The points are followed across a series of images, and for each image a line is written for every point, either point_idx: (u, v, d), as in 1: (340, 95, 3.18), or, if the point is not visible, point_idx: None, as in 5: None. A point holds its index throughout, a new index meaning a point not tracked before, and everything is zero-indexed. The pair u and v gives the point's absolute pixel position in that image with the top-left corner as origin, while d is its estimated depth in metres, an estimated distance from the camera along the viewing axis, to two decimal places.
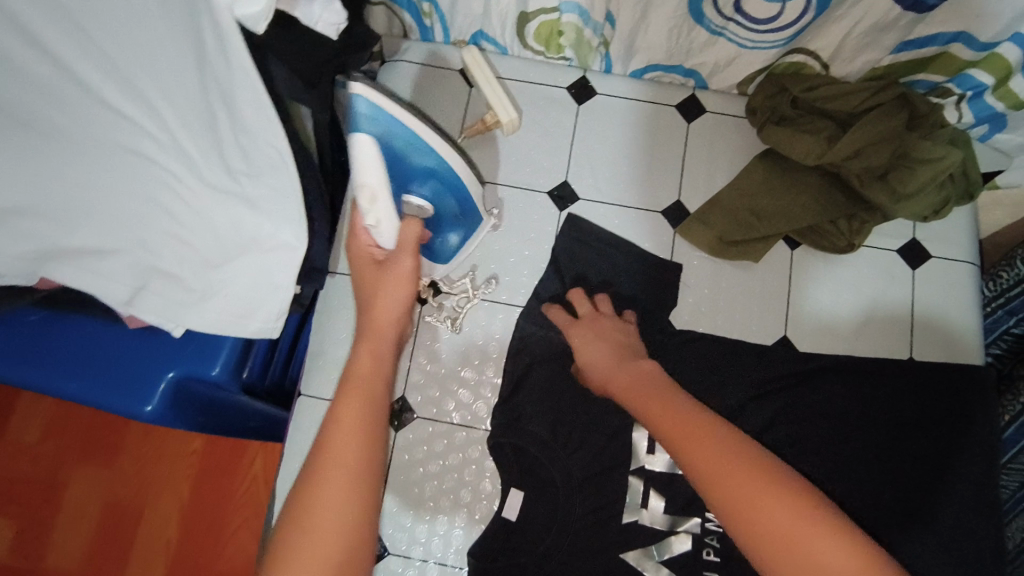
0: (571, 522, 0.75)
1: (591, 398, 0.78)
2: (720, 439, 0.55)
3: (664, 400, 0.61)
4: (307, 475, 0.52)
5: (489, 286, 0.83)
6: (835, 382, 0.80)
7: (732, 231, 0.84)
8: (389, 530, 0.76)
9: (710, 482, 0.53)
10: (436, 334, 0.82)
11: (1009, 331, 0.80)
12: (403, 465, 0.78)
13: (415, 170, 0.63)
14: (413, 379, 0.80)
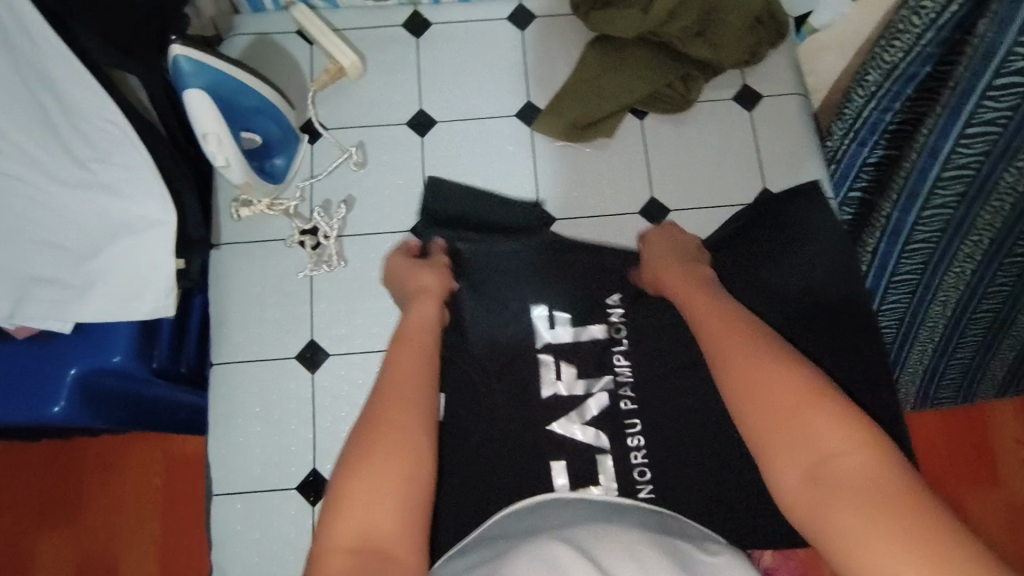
0: (495, 413, 0.79)
1: (490, 295, 0.82)
2: (741, 331, 0.59)
3: (705, 305, 0.65)
4: (367, 442, 0.55)
5: (343, 208, 0.86)
6: (726, 229, 0.85)
7: (585, 113, 0.88)
8: (327, 463, 0.79)
9: (720, 362, 0.57)
10: (330, 276, 0.85)
11: (869, 161, 0.98)
12: (326, 401, 0.81)
13: (243, 108, 0.75)
14: (318, 322, 0.83)
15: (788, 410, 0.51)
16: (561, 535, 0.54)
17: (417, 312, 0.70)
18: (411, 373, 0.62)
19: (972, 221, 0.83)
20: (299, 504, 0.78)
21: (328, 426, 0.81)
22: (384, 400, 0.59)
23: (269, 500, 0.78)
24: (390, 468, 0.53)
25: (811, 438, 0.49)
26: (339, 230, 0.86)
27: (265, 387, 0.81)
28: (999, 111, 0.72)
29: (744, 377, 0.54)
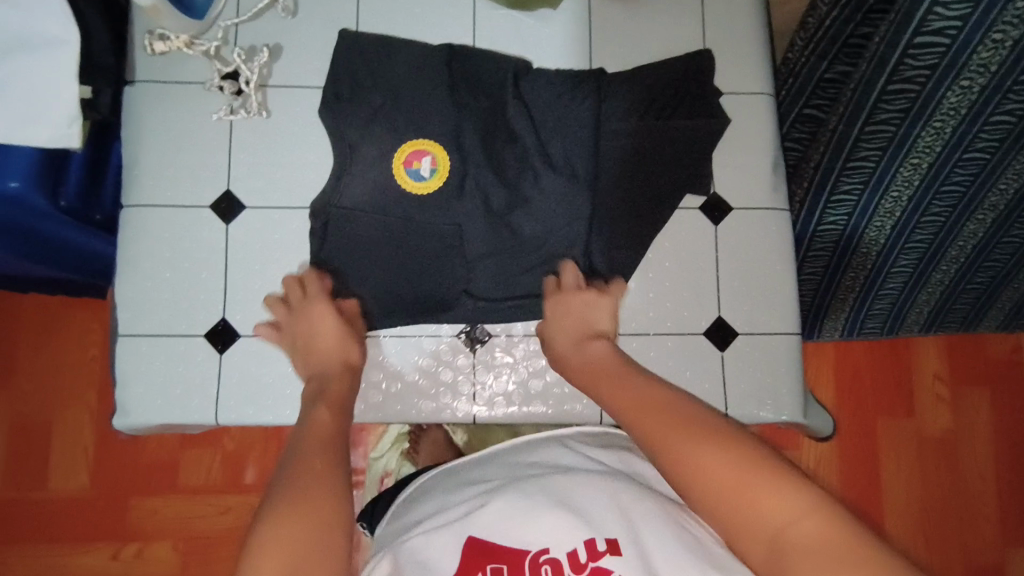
0: (409, 286, 0.80)
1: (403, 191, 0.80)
2: (705, 435, 0.53)
3: (675, 415, 0.57)
4: (281, 507, 0.53)
5: (264, 56, 0.82)
6: (613, 101, 0.83)
7: None
8: (237, 314, 0.78)
9: (661, 438, 0.55)
10: (251, 126, 0.81)
11: (827, 75, 0.95)
12: (240, 253, 0.79)
13: None
14: (236, 173, 0.81)
15: (722, 471, 0.50)
16: (547, 480, 0.59)
17: (317, 426, 0.64)
18: (307, 484, 0.55)
19: (913, 140, 0.85)
20: (207, 351, 0.78)
21: (241, 279, 0.79)
22: (291, 460, 0.59)
23: (175, 345, 0.78)
24: (296, 526, 0.51)
25: (738, 476, 0.49)
26: (261, 78, 0.82)
27: (176, 233, 0.79)
28: (949, 21, 0.71)
29: (707, 486, 0.50)
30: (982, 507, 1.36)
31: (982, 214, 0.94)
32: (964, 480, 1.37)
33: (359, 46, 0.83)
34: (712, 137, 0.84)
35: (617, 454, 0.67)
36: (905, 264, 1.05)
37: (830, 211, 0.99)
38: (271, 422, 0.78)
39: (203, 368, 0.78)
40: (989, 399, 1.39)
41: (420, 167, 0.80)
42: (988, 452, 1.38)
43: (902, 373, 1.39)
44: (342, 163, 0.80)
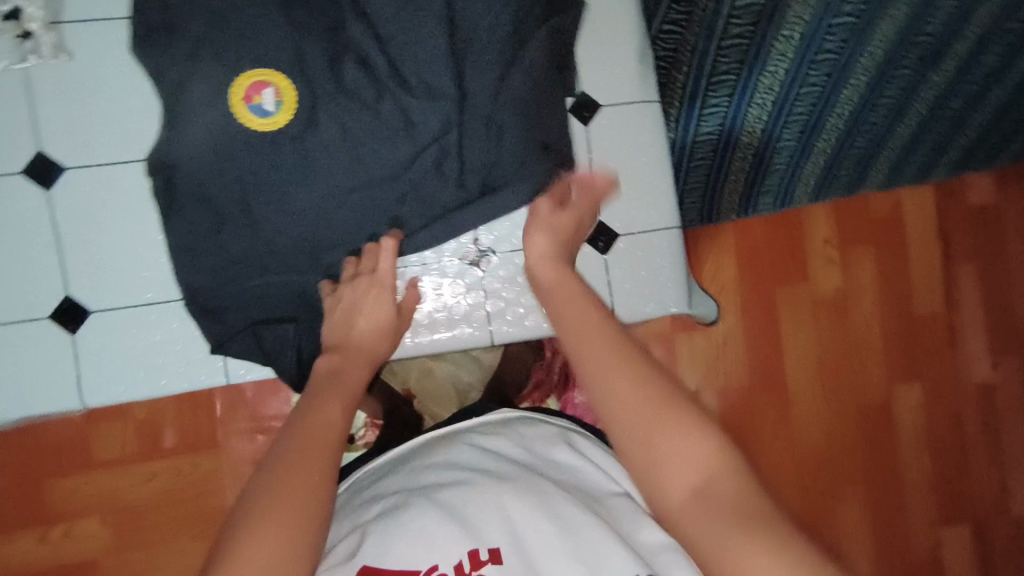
0: (274, 236, 0.73)
1: (246, 131, 0.72)
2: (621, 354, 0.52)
3: (596, 326, 0.56)
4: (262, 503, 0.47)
5: None
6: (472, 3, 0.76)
7: None
8: (82, 288, 0.71)
9: (601, 373, 0.51)
10: (51, 71, 0.70)
11: None
12: (72, 220, 0.71)
13: None
14: (45, 129, 0.70)
15: (651, 413, 0.48)
16: (434, 492, 0.52)
17: (315, 419, 0.55)
18: (297, 485, 0.48)
19: None
20: (55, 333, 0.71)
21: (78, 248, 0.71)
22: (283, 458, 0.51)
23: (16, 333, 0.71)
24: (267, 555, 0.44)
25: (685, 432, 0.47)
26: (53, 14, 0.70)
27: None
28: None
29: (623, 403, 0.49)
30: (870, 362, 1.34)
31: (852, 79, 1.02)
32: (854, 337, 1.34)
33: None
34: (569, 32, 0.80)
35: (517, 441, 0.61)
36: (787, 139, 1.05)
37: (713, 94, 1.01)
38: (145, 395, 0.73)
39: (55, 352, 0.71)
40: (874, 255, 1.35)
41: (262, 100, 0.71)
42: (876, 309, 1.35)
43: (795, 239, 1.33)
44: (171, 107, 0.72)
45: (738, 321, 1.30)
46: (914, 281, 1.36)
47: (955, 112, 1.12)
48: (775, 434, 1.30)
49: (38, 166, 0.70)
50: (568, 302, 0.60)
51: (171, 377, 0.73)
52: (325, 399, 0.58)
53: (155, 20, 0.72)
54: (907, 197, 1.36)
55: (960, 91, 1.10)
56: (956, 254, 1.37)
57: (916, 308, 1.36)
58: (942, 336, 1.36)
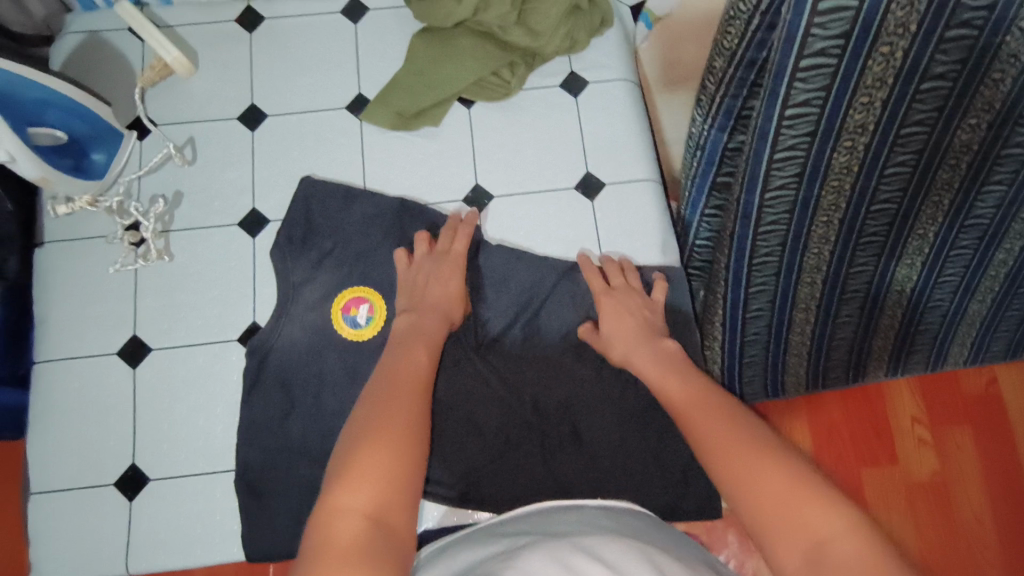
0: (324, 415, 0.80)
1: (312, 324, 0.82)
2: (751, 443, 0.60)
3: (725, 415, 0.65)
4: (371, 425, 0.61)
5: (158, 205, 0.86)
6: (518, 222, 0.89)
7: (408, 104, 0.91)
8: (147, 456, 0.79)
9: (725, 476, 0.59)
10: (154, 270, 0.85)
11: (730, 146, 0.85)
12: (148, 395, 0.81)
13: (29, 103, 0.75)
14: (142, 317, 0.83)
15: (794, 500, 0.54)
16: (579, 543, 0.57)
17: (408, 367, 0.70)
18: (393, 421, 0.62)
19: (806, 234, 0.84)
20: (115, 501, 0.78)
21: (150, 420, 0.81)
22: (378, 400, 0.65)
23: (84, 497, 0.78)
24: (380, 456, 0.58)
25: (800, 506, 0.54)
26: (165, 225, 0.86)
27: (86, 383, 0.81)
28: (812, 93, 0.65)
29: (748, 482, 0.57)
30: (987, 565, 1.20)
31: (909, 257, 0.92)
32: (964, 531, 1.22)
33: (265, 190, 0.89)
34: (604, 236, 0.89)
35: (647, 525, 0.67)
36: (846, 314, 1.02)
37: (757, 274, 0.92)
38: (185, 565, 0.77)
39: (112, 517, 0.77)
40: (975, 438, 1.27)
41: (357, 314, 0.83)
42: (987, 501, 1.23)
43: (877, 414, 1.29)
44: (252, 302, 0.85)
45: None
46: None
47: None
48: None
49: (131, 347, 0.83)
50: (678, 372, 0.72)
51: (207, 548, 0.77)
52: (408, 351, 0.72)
53: (245, 233, 0.87)
54: (1004, 372, 1.30)
55: None
56: None
57: None
58: None
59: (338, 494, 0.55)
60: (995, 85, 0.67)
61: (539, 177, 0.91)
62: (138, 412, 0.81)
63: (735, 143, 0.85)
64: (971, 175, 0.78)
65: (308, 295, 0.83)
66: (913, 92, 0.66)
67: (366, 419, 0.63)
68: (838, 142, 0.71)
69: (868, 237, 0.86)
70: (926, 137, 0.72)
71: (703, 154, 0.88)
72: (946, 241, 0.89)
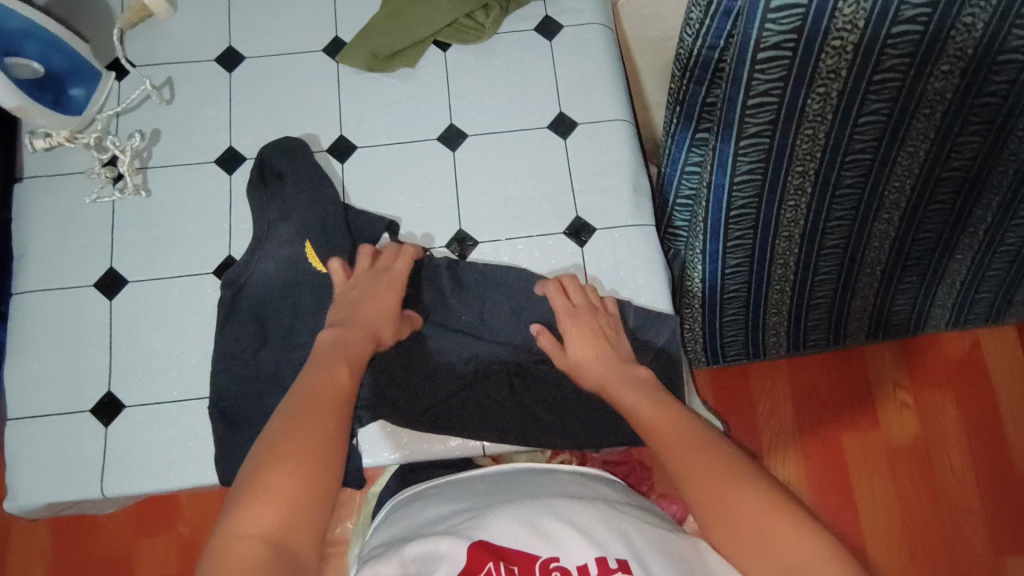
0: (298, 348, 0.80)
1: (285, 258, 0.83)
2: (724, 471, 0.60)
3: (692, 438, 0.64)
4: (283, 445, 0.57)
5: (135, 140, 0.87)
6: (491, 163, 0.90)
7: (383, 46, 0.92)
8: (123, 384, 0.81)
9: (701, 492, 0.60)
10: (131, 205, 0.86)
11: (708, 100, 0.85)
12: (124, 326, 0.83)
13: (6, 32, 0.78)
14: (120, 250, 0.85)
15: (766, 522, 0.56)
16: (548, 504, 0.59)
17: (332, 376, 0.65)
18: (309, 437, 0.58)
19: (782, 185, 0.85)
20: (91, 425, 0.79)
21: (126, 349, 0.82)
22: (292, 419, 0.60)
23: (60, 422, 0.79)
24: (291, 479, 0.55)
25: (781, 535, 0.55)
26: (142, 161, 0.88)
27: (63, 314, 0.83)
28: (784, 35, 0.66)
29: (726, 510, 0.58)
30: (969, 527, 1.21)
31: (886, 213, 0.92)
32: (944, 492, 1.23)
33: (242, 130, 0.90)
34: (577, 175, 0.90)
35: (618, 494, 0.69)
36: (825, 272, 1.03)
37: (734, 227, 0.93)
38: (159, 489, 0.78)
39: (89, 441, 0.79)
40: (957, 404, 1.28)
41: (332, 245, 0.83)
42: (968, 463, 1.25)
43: (860, 378, 1.31)
44: (228, 236, 0.86)
45: (806, 467, 1.26)
46: (1011, 436, 1.26)
47: (1014, 240, 1.01)
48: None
49: (108, 279, 0.84)
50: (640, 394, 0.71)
51: (180, 473, 0.79)
52: (330, 367, 0.66)
53: (222, 171, 0.89)
54: (986, 336, 1.32)
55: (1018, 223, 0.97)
56: None
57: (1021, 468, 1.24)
58: None
59: (243, 517, 0.52)
60: (967, 30, 0.67)
61: (512, 117, 0.92)
62: (115, 342, 0.82)
63: (713, 97, 0.84)
64: (946, 125, 0.78)
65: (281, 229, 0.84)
66: (885, 36, 0.66)
67: (277, 435, 0.58)
68: (811, 88, 0.72)
69: (844, 189, 0.86)
70: (899, 85, 0.72)
71: (681, 109, 0.88)
72: (923, 195, 0.89)
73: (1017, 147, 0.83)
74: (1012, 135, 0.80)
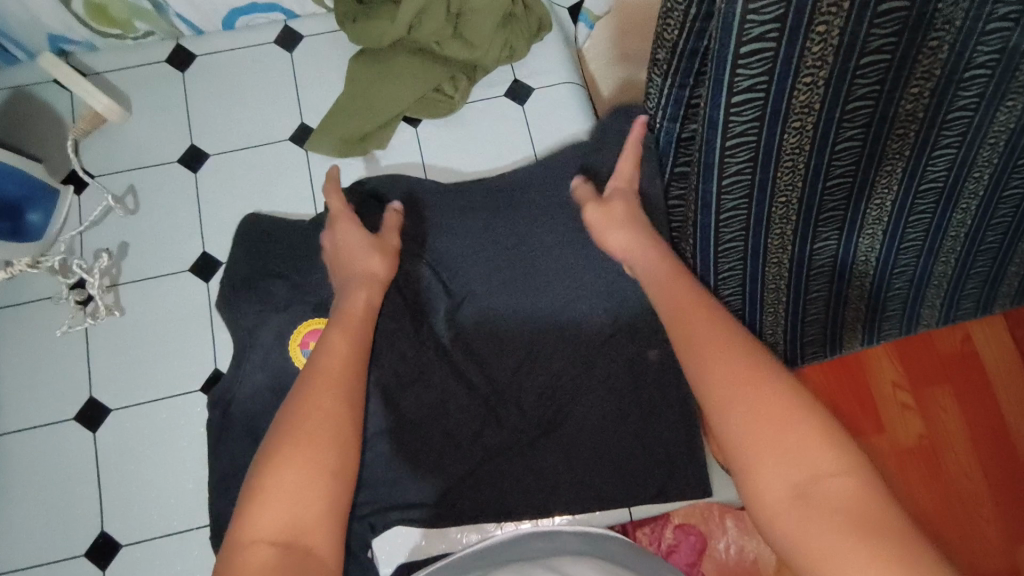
0: None
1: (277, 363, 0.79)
2: (740, 358, 0.52)
3: (716, 327, 0.56)
4: (290, 428, 0.53)
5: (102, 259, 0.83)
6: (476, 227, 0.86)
7: (351, 130, 0.89)
8: (116, 521, 0.76)
9: (707, 369, 0.52)
10: (106, 327, 0.82)
11: (683, 136, 0.80)
12: (112, 458, 0.78)
13: None
14: (99, 376, 0.80)
15: (783, 418, 0.47)
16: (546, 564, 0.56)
17: (335, 349, 0.61)
18: (319, 425, 0.53)
19: (767, 216, 0.80)
20: (88, 570, 0.75)
21: (115, 481, 0.78)
22: (297, 403, 0.55)
23: (53, 572, 0.75)
24: (298, 467, 0.50)
25: (794, 446, 0.45)
26: (112, 279, 0.83)
27: (44, 453, 0.78)
28: (755, 77, 0.63)
29: (730, 399, 0.49)
30: (982, 520, 1.16)
31: (870, 228, 0.88)
32: (956, 490, 1.17)
33: (215, 232, 0.87)
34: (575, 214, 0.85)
35: (626, 559, 0.65)
36: (816, 291, 0.99)
37: (723, 262, 0.88)
38: None
39: None
40: (957, 398, 1.21)
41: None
42: (975, 458, 1.18)
43: (861, 385, 1.23)
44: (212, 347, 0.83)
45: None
46: (1012, 425, 1.20)
47: (996, 240, 0.98)
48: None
49: (89, 409, 0.79)
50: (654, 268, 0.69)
51: None
52: (329, 345, 0.62)
53: (197, 279, 0.85)
54: (976, 328, 1.25)
55: (997, 221, 0.93)
56: None
57: None
58: None
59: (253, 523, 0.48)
60: (933, 52, 0.64)
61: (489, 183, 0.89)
62: (104, 475, 0.78)
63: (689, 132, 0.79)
64: (921, 140, 0.74)
65: (270, 329, 0.80)
66: (854, 69, 0.63)
67: (278, 430, 0.53)
68: (787, 124, 0.67)
69: (828, 211, 0.82)
70: (872, 109, 0.68)
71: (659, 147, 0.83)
72: (905, 208, 0.85)
73: (990, 152, 0.78)
74: (987, 139, 0.76)
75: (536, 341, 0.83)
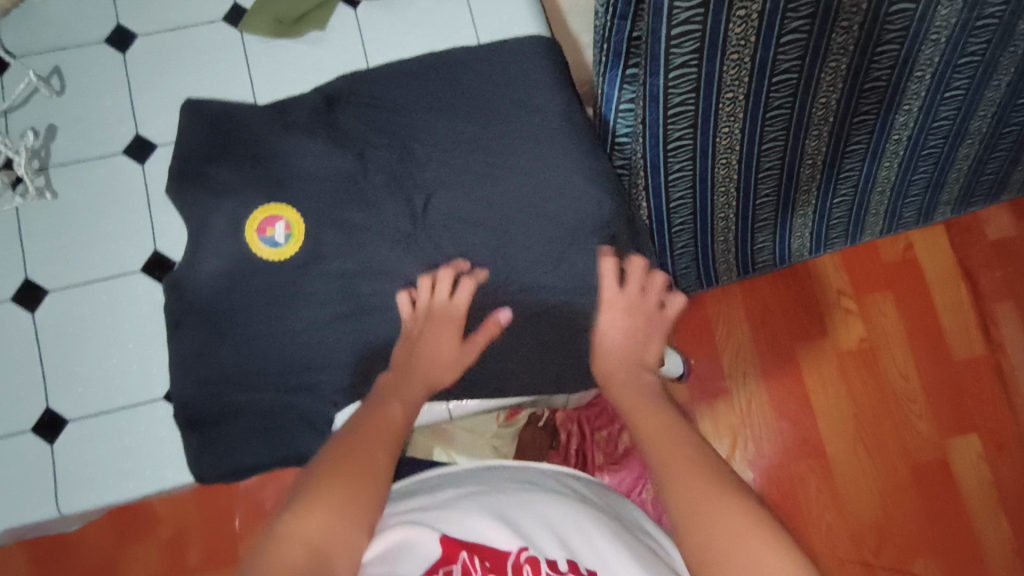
0: (251, 340, 0.78)
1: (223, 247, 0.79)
2: (706, 472, 0.52)
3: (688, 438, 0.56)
4: (338, 465, 0.53)
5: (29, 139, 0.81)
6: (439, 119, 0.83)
7: (286, 11, 0.88)
8: (62, 400, 0.77)
9: (674, 480, 0.52)
10: (40, 209, 0.81)
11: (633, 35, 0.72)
12: (55, 339, 0.78)
13: None
14: (36, 259, 0.80)
15: (736, 532, 0.46)
16: (524, 496, 0.57)
17: (389, 411, 0.61)
18: (362, 465, 0.54)
19: (716, 115, 0.76)
20: (37, 445, 0.76)
21: (58, 360, 0.78)
22: (349, 442, 0.56)
23: (3, 447, 0.76)
24: (338, 495, 0.50)
25: (756, 554, 0.45)
26: (41, 162, 0.82)
27: None
28: (692, 10, 0.63)
29: (693, 519, 0.49)
30: (915, 417, 1.18)
31: (817, 130, 0.84)
32: (892, 392, 1.19)
33: (148, 116, 0.84)
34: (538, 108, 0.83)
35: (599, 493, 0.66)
36: (765, 194, 0.95)
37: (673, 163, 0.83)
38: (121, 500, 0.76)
39: (37, 462, 0.76)
40: (897, 303, 1.23)
41: (274, 233, 0.79)
42: (913, 359, 1.20)
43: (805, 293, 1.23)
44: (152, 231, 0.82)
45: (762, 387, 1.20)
46: (946, 328, 1.21)
47: (928, 167, 1.01)
48: (818, 507, 1.14)
49: (28, 290, 0.79)
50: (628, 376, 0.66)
51: (142, 481, 0.76)
52: (386, 405, 0.62)
53: (133, 163, 0.83)
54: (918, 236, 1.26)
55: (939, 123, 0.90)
56: (988, 292, 1.23)
57: (957, 355, 1.20)
58: (995, 387, 1.18)
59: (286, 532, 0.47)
60: None
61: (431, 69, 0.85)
62: (47, 355, 0.78)
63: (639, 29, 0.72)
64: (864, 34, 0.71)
65: (224, 215, 0.80)
66: None
67: (326, 463, 0.53)
68: (732, 11, 0.63)
69: (775, 111, 0.78)
70: None
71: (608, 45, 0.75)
72: (851, 108, 0.82)
73: (931, 50, 0.76)
74: (930, 32, 0.73)
75: (501, 227, 0.79)
